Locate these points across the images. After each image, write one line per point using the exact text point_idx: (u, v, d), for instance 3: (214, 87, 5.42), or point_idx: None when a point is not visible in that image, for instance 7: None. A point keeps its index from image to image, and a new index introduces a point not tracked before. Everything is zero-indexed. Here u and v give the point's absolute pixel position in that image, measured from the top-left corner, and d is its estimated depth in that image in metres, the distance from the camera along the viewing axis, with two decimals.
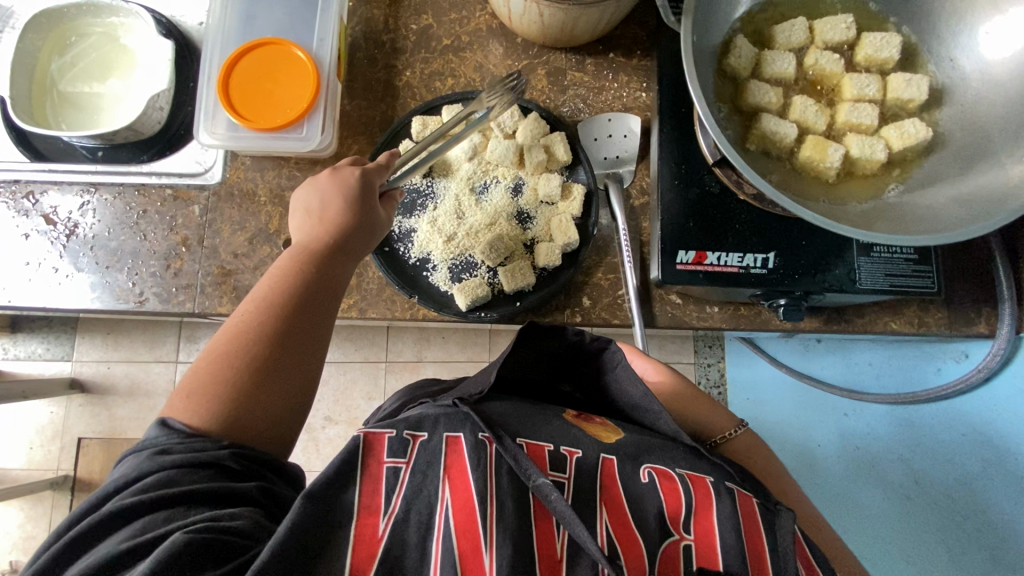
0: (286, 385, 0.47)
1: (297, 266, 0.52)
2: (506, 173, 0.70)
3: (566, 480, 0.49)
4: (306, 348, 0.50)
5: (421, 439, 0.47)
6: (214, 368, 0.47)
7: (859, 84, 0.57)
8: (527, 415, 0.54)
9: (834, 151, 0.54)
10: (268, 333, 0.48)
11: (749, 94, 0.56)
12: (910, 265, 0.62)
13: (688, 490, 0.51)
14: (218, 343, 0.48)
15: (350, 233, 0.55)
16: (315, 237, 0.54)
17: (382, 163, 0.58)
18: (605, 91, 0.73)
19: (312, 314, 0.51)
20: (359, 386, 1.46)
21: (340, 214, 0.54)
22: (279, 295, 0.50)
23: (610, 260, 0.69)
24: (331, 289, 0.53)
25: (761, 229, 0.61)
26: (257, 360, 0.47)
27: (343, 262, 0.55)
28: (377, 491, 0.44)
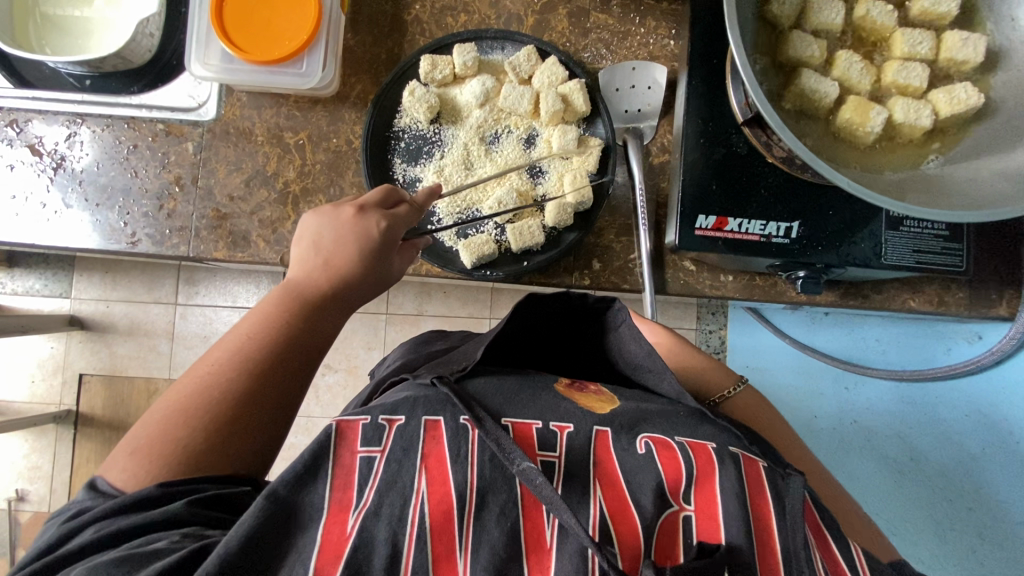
0: (245, 449, 0.45)
1: (280, 318, 0.49)
2: (520, 122, 0.66)
3: (557, 459, 0.49)
4: (279, 404, 0.47)
5: (398, 423, 0.46)
6: (169, 421, 0.44)
7: (911, 41, 0.52)
8: (514, 392, 0.53)
9: (877, 115, 0.50)
10: (239, 390, 0.46)
11: (789, 46, 0.51)
12: (940, 242, 0.59)
13: (688, 459, 0.49)
14: (182, 394, 0.45)
15: (355, 283, 0.53)
16: (314, 285, 0.52)
17: (413, 208, 0.55)
18: (631, 36, 0.67)
19: (290, 372, 0.48)
20: (358, 336, 1.46)
21: (347, 264, 0.52)
22: (255, 349, 0.48)
23: (623, 221, 0.66)
24: (315, 346, 0.51)
25: (787, 196, 0.57)
26: (218, 421, 0.44)
27: (341, 311, 0.53)
28: (349, 485, 0.42)
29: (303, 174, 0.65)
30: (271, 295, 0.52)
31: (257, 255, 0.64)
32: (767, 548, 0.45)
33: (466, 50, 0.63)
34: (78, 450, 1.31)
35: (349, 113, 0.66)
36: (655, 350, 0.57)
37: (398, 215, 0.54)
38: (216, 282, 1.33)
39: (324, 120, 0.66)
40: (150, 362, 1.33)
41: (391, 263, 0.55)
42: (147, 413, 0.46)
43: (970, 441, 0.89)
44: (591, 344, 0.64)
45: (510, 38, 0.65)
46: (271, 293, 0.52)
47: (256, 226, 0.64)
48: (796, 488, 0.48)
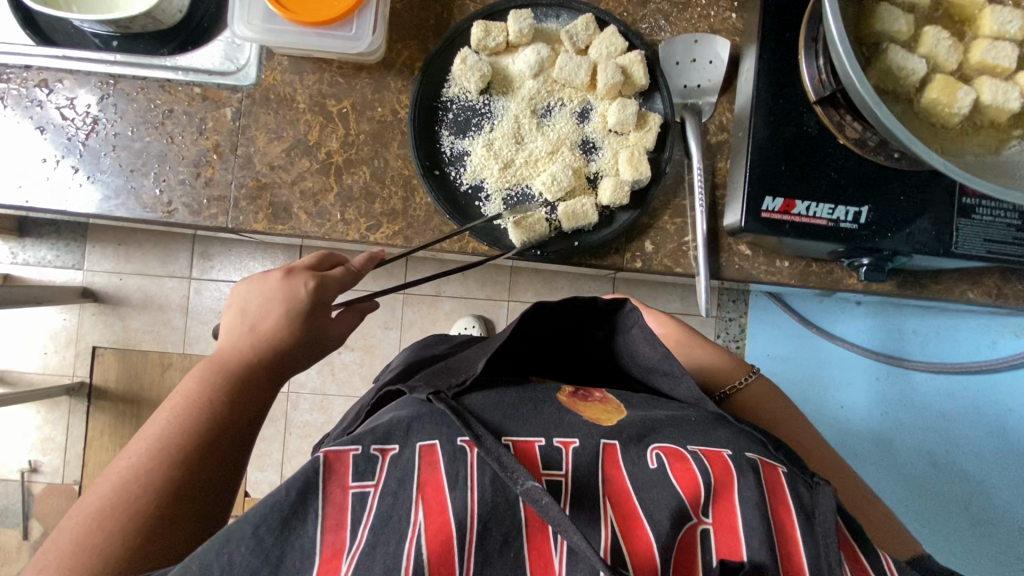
0: (188, 534, 0.43)
1: (208, 395, 0.48)
2: (574, 95, 0.63)
3: (564, 478, 0.46)
4: (210, 491, 0.45)
5: (391, 453, 0.43)
6: (93, 520, 0.41)
7: (1001, 19, 0.49)
8: (513, 407, 0.50)
9: (965, 95, 0.47)
10: (166, 478, 0.43)
11: (877, 19, 0.48)
12: (1012, 231, 0.56)
13: (704, 468, 0.47)
14: (105, 488, 0.42)
15: (289, 351, 0.52)
16: (240, 356, 0.51)
17: (352, 270, 0.55)
18: (691, 8, 0.64)
19: (220, 453, 0.46)
20: (376, 317, 1.44)
21: (275, 329, 0.51)
22: (183, 432, 0.46)
23: (678, 203, 0.63)
24: (248, 422, 0.49)
25: (858, 179, 0.55)
26: (142, 519, 0.42)
27: (271, 380, 0.52)
28: (342, 525, 0.40)
29: (347, 145, 0.62)
30: (196, 369, 0.50)
31: (297, 228, 0.62)
32: (793, 562, 0.44)
33: (523, 17, 0.60)
34: (91, 423, 1.30)
35: (395, 81, 0.63)
36: (671, 352, 0.57)
37: (329, 276, 0.54)
38: (232, 256, 1.31)
39: (368, 88, 0.63)
40: (165, 337, 1.31)
41: (325, 326, 0.54)
42: (65, 514, 0.42)
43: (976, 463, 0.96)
44: (598, 345, 0.64)
45: (567, 5, 0.62)
46: (196, 368, 0.50)
47: (297, 198, 0.62)
48: (827, 505, 0.47)
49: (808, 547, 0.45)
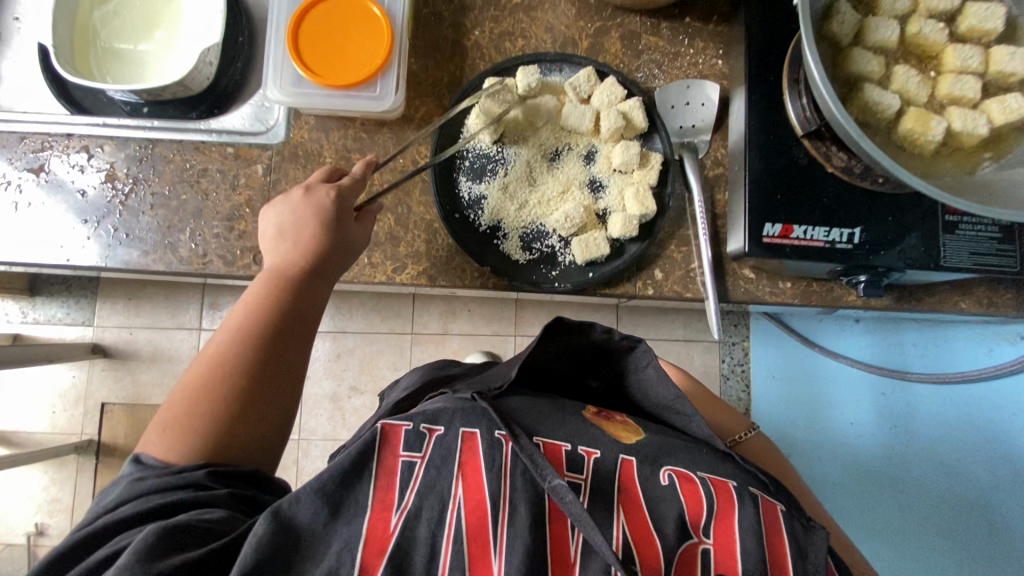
0: (272, 411, 0.50)
1: (269, 299, 0.53)
2: (579, 140, 0.68)
3: (583, 480, 0.54)
4: (285, 376, 0.52)
5: (438, 432, 0.51)
6: (189, 400, 0.48)
7: (963, 55, 0.55)
8: (545, 413, 0.58)
9: (937, 124, 0.52)
10: (244, 365, 0.50)
11: (851, 62, 0.54)
12: (994, 244, 0.61)
13: (710, 494, 0.54)
14: (197, 375, 0.49)
15: (336, 258, 0.57)
16: (292, 263, 0.55)
17: (356, 177, 0.59)
18: (681, 57, 0.71)
19: (286, 346, 0.53)
20: (384, 356, 1.51)
21: (316, 238, 0.56)
22: (253, 329, 0.52)
23: (683, 233, 0.68)
24: (305, 322, 0.55)
25: (848, 203, 0.59)
26: (235, 392, 0.48)
27: (323, 283, 0.57)
28: (391, 487, 0.48)
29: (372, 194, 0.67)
30: (257, 278, 0.55)
31: None
32: None
33: (530, 72, 0.65)
34: (100, 481, 1.29)
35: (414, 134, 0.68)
36: (683, 394, 0.60)
37: (344, 184, 0.58)
38: None
39: (390, 142, 0.68)
40: None
41: (358, 231, 0.59)
42: (167, 397, 0.49)
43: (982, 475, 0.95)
44: (613, 378, 0.68)
45: (568, 60, 0.68)
46: (258, 277, 0.55)
47: None
48: (819, 544, 0.54)
49: None
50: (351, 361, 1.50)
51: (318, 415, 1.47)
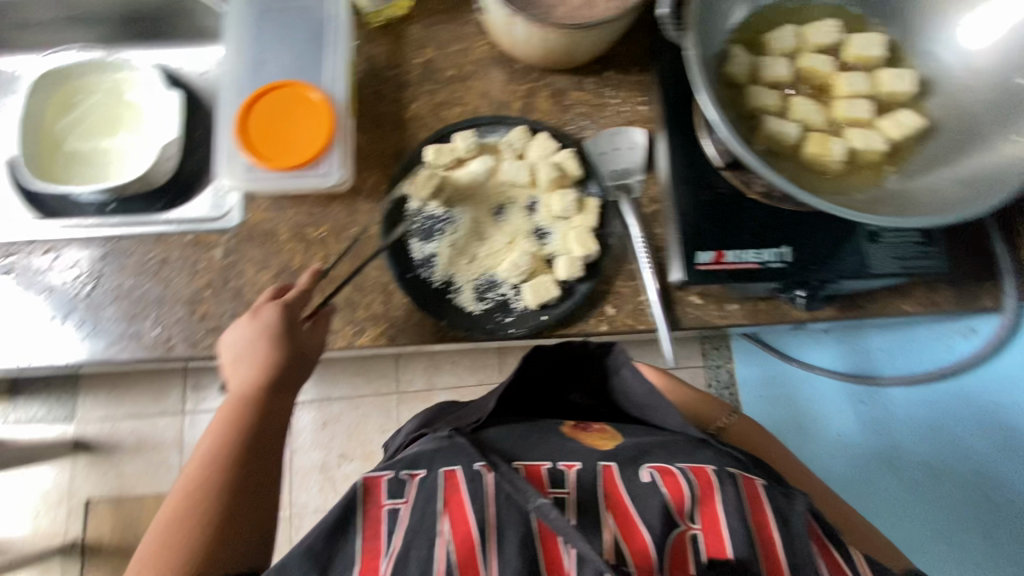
0: (247, 536, 0.51)
1: (233, 424, 0.55)
2: (521, 193, 0.72)
3: (567, 494, 0.57)
4: (250, 511, 0.53)
5: (418, 477, 0.58)
6: (157, 555, 0.49)
7: (852, 81, 0.60)
8: (523, 438, 0.63)
9: (835, 147, 0.57)
10: (209, 509, 0.51)
11: (750, 99, 0.59)
12: (917, 247, 0.64)
13: (690, 482, 0.57)
14: (171, 511, 0.51)
15: (292, 375, 0.58)
16: (250, 385, 0.57)
17: (301, 288, 0.61)
18: (607, 107, 0.76)
19: (249, 476, 0.54)
20: (372, 420, 1.50)
21: (269, 357, 0.57)
22: (217, 468, 0.53)
23: (628, 268, 0.71)
24: (268, 447, 0.56)
25: (773, 225, 0.63)
26: (207, 525, 0.50)
27: (284, 400, 0.58)
28: (377, 534, 0.54)
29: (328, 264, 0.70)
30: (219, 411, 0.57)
31: None
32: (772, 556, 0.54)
33: (467, 136, 0.70)
34: None
35: (365, 203, 0.71)
36: (657, 388, 0.62)
37: (289, 298, 0.60)
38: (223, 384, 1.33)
39: (342, 213, 0.71)
40: (159, 477, 1.29)
41: (313, 345, 0.60)
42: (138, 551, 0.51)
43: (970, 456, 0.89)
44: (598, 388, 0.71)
45: (502, 120, 0.73)
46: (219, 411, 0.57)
47: None
48: (800, 507, 0.57)
49: (786, 547, 0.54)
50: (339, 428, 1.49)
51: (308, 487, 1.44)
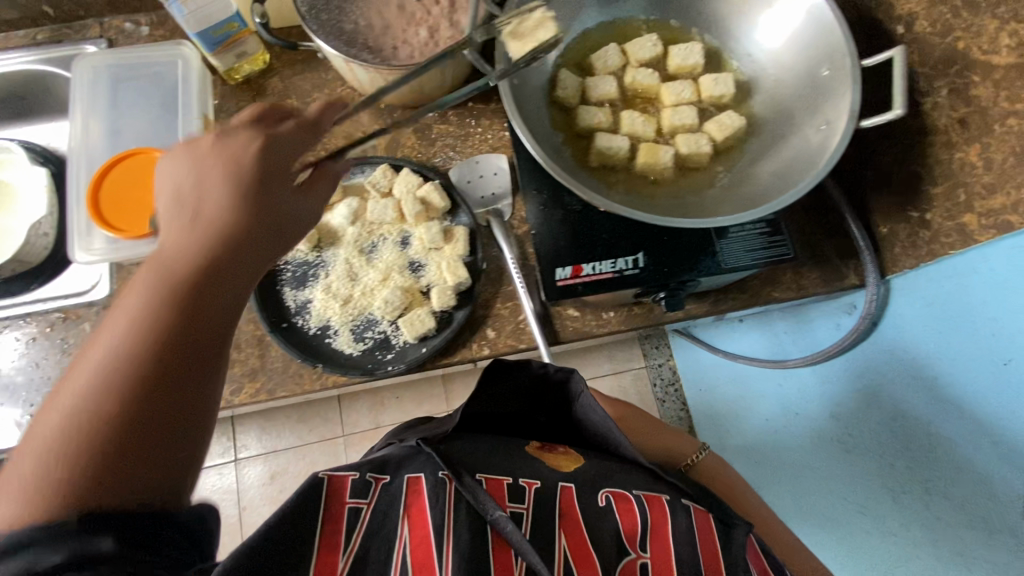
0: (159, 455, 0.35)
1: (171, 283, 0.39)
2: (391, 229, 0.72)
3: (524, 509, 0.56)
4: (177, 417, 0.36)
5: (382, 481, 0.54)
6: (65, 439, 0.34)
7: (675, 91, 0.64)
8: (486, 452, 0.61)
9: (664, 154, 0.60)
10: (125, 400, 0.35)
11: (580, 119, 0.61)
12: (766, 238, 0.67)
13: (643, 510, 0.59)
14: (57, 418, 0.35)
15: (264, 233, 0.43)
16: (206, 230, 0.41)
17: (291, 129, 0.48)
18: (471, 137, 0.78)
19: (198, 355, 0.38)
20: (320, 466, 1.47)
21: (225, 210, 0.42)
22: (125, 346, 0.37)
23: (506, 289, 0.72)
24: (194, 325, 0.38)
25: (626, 234, 0.66)
26: (120, 430, 0.35)
27: (236, 286, 0.41)
28: (338, 527, 0.48)
29: None
30: (148, 264, 0.41)
31: None
32: None
33: None
34: None
35: None
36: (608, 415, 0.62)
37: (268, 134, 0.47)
38: None
39: None
40: None
41: (281, 206, 0.45)
42: None
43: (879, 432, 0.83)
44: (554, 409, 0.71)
45: (366, 161, 0.74)
46: (139, 275, 0.40)
47: None
48: (739, 539, 0.59)
49: None
50: (288, 480, 1.46)
51: None
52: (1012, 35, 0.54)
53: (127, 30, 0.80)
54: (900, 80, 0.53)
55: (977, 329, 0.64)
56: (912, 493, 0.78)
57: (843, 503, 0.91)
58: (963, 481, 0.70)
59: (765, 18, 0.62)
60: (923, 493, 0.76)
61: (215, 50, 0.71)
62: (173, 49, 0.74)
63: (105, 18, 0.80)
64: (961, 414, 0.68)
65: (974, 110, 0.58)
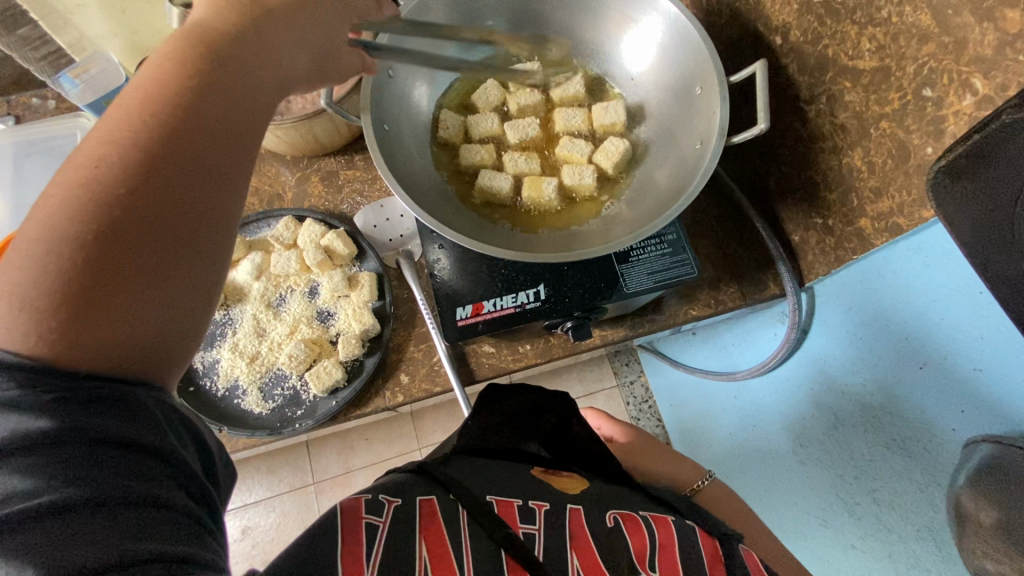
0: (159, 262, 0.34)
1: (185, 70, 0.37)
2: (298, 280, 0.72)
3: (537, 530, 0.53)
4: (185, 233, 0.35)
5: (396, 502, 0.50)
6: (39, 256, 0.31)
7: (567, 117, 0.64)
8: (490, 475, 0.58)
9: (547, 185, 0.60)
10: (113, 200, 0.33)
11: (463, 157, 0.62)
12: (669, 258, 0.65)
13: (651, 531, 0.57)
14: (54, 217, 0.32)
15: (251, 58, 0.41)
16: (216, 44, 0.39)
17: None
18: (378, 180, 0.78)
19: (188, 181, 0.36)
20: (292, 518, 1.43)
21: (215, 30, 0.40)
22: (114, 158, 0.34)
23: (418, 331, 0.71)
24: (184, 149, 0.36)
25: (527, 268, 0.65)
26: (116, 233, 0.33)
27: (241, 108, 0.39)
28: (358, 542, 0.44)
29: None
30: (135, 78, 0.37)
31: None
32: None
33: None
34: None
35: None
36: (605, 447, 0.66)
37: None
38: None
39: None
40: None
41: (283, 51, 0.43)
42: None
43: (819, 442, 0.81)
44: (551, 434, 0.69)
45: (269, 214, 0.73)
46: (125, 91, 0.36)
47: None
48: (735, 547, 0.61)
49: None
50: (259, 534, 1.42)
51: None
52: (871, 39, 0.53)
53: (35, 105, 0.79)
54: (764, 93, 0.53)
55: (892, 335, 0.65)
56: (854, 507, 0.76)
57: (796, 516, 0.88)
58: (907, 487, 0.69)
59: (629, 40, 0.62)
60: (872, 504, 0.73)
61: None
62: (72, 121, 0.76)
63: (11, 95, 0.79)
64: (890, 417, 0.68)
65: (851, 115, 0.57)
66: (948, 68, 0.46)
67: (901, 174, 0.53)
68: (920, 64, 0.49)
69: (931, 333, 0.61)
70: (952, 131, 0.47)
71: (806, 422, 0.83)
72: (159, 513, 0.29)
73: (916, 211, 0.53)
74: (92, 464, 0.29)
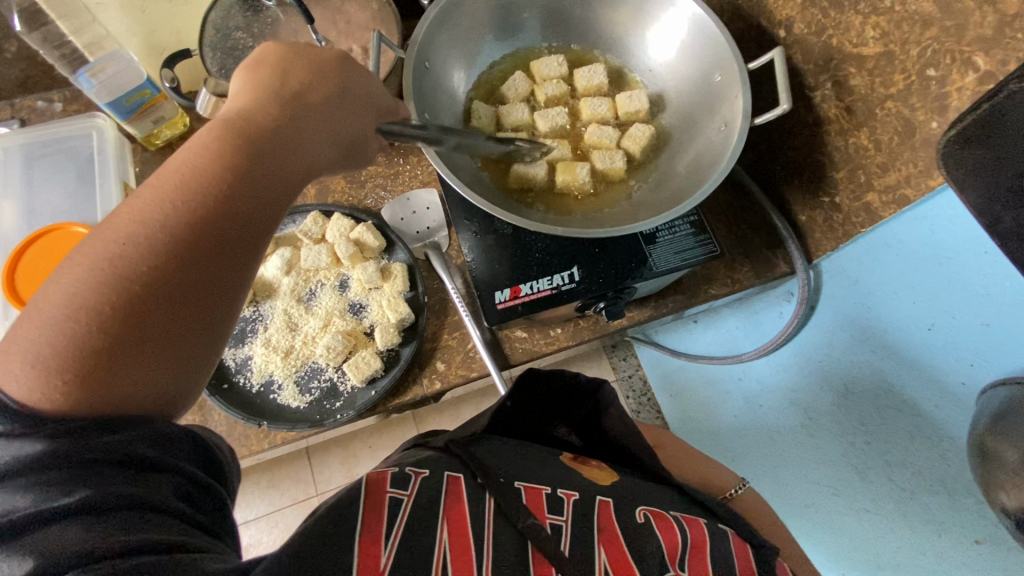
0: (162, 343, 0.35)
1: (227, 155, 0.40)
2: (328, 274, 0.72)
3: (564, 521, 0.52)
4: (194, 311, 0.37)
5: (423, 474, 0.50)
6: (61, 319, 0.33)
7: (593, 106, 0.67)
8: (515, 456, 0.58)
9: (580, 170, 0.63)
10: (135, 273, 0.35)
11: (497, 145, 0.64)
12: (693, 237, 0.69)
13: (684, 529, 0.56)
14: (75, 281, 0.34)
15: (282, 149, 0.43)
16: (255, 131, 0.42)
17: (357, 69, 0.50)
18: (401, 174, 0.79)
19: (207, 264, 0.37)
20: None
21: (258, 119, 0.43)
22: (146, 237, 0.36)
23: (451, 319, 0.72)
24: (215, 233, 0.38)
25: (561, 251, 0.67)
26: (134, 306, 0.34)
27: (265, 195, 0.41)
28: (378, 521, 0.44)
29: None
30: (184, 154, 0.39)
31: None
32: None
33: None
34: None
35: None
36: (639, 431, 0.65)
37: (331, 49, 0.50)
38: None
39: None
40: None
41: (315, 141, 0.46)
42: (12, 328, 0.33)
43: (828, 412, 0.86)
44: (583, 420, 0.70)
45: (295, 210, 0.74)
46: (165, 167, 0.39)
47: None
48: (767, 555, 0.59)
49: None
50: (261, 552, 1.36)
51: None
52: (875, 27, 0.58)
53: (40, 108, 0.78)
54: (782, 77, 0.57)
55: (898, 301, 0.70)
56: (867, 471, 0.80)
57: (806, 488, 0.92)
58: (918, 445, 0.72)
59: (650, 33, 0.66)
60: (884, 466, 0.77)
61: (129, 118, 0.69)
62: (88, 121, 0.74)
63: (15, 98, 0.77)
64: (902, 383, 0.72)
65: (856, 98, 0.62)
66: (949, 48, 0.52)
67: (908, 149, 0.58)
68: (923, 46, 0.54)
69: (940, 293, 0.64)
70: (956, 104, 0.52)
71: (814, 395, 0.88)
72: (150, 514, 0.31)
73: (923, 180, 0.58)
74: (84, 474, 0.30)
